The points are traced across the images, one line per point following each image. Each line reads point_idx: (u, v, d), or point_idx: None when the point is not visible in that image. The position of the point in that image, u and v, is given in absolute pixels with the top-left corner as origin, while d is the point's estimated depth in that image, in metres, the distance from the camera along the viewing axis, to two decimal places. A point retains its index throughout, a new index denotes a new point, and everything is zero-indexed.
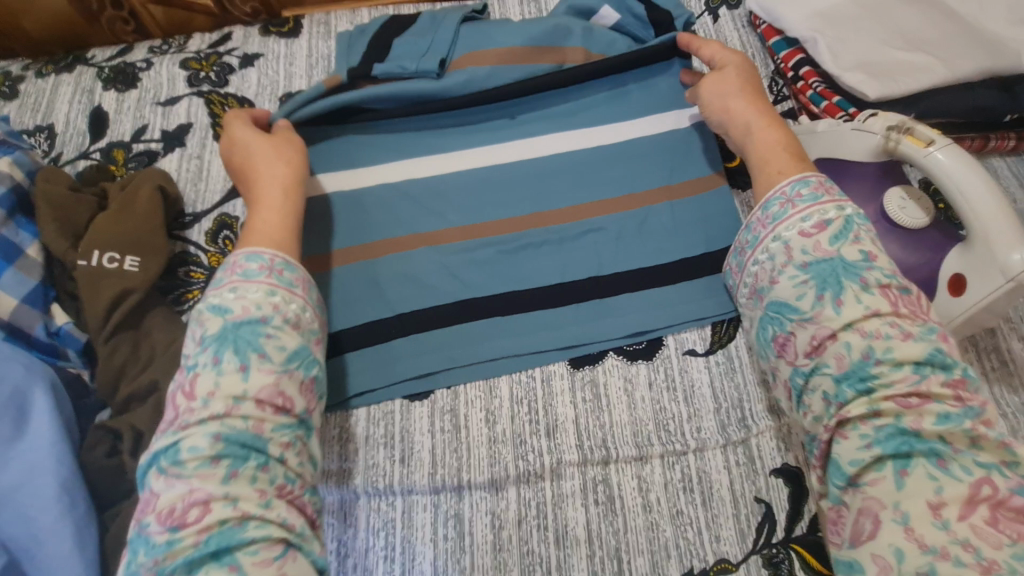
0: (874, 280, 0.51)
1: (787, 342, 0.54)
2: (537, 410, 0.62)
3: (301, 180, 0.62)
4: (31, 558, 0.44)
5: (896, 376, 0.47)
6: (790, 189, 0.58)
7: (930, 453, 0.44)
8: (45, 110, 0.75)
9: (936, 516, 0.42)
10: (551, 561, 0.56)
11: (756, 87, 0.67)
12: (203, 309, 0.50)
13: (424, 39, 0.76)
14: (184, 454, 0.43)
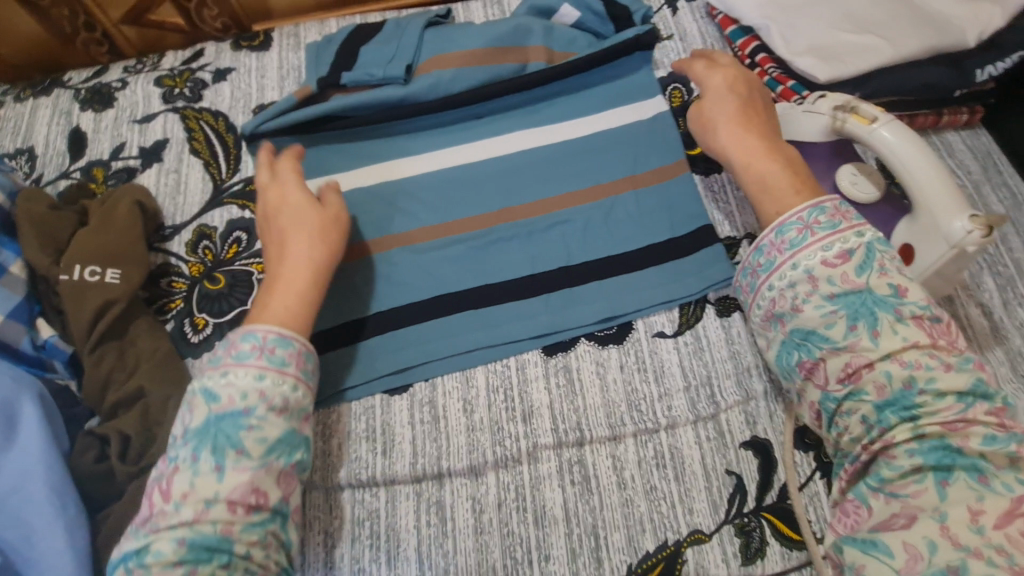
0: (908, 311, 0.49)
1: (815, 367, 0.52)
2: (513, 397, 0.64)
3: (330, 263, 0.60)
4: (26, 559, 0.47)
5: (940, 405, 0.45)
6: (809, 216, 0.54)
7: (971, 468, 0.43)
8: (25, 133, 0.78)
9: (973, 521, 0.41)
10: (531, 541, 0.58)
11: (753, 109, 0.64)
12: (194, 392, 0.51)
13: (389, 46, 0.78)
14: (150, 558, 0.44)
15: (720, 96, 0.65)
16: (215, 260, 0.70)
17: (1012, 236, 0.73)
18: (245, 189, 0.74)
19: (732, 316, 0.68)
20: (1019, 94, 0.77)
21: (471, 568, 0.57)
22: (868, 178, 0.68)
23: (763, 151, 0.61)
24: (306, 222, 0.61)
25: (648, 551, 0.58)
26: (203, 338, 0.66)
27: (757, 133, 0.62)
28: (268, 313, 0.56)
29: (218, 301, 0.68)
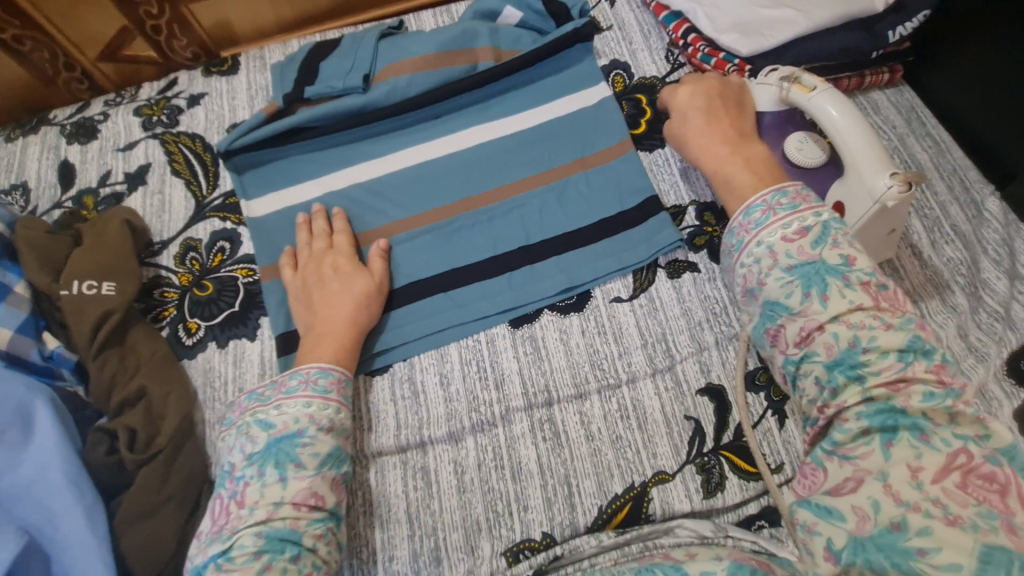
0: (856, 278, 0.50)
1: (778, 333, 0.52)
2: (484, 368, 0.70)
3: (366, 318, 0.67)
4: (51, 539, 0.52)
5: (882, 364, 0.46)
6: (772, 198, 0.57)
7: (913, 427, 0.43)
8: (17, 170, 0.84)
9: (913, 476, 0.42)
10: (510, 494, 0.64)
11: (719, 114, 0.67)
12: (251, 424, 0.54)
13: (347, 59, 0.84)
14: (234, 551, 0.47)
15: (688, 106, 0.69)
16: (203, 269, 0.76)
17: (936, 181, 0.79)
18: (226, 203, 0.81)
19: (681, 277, 0.74)
20: (933, 49, 0.83)
21: (456, 523, 0.63)
22: (816, 144, 0.69)
23: (726, 154, 0.64)
24: (356, 282, 0.69)
25: (617, 494, 0.63)
26: (196, 340, 0.72)
27: (721, 137, 0.65)
28: (313, 353, 0.62)
29: (208, 306, 0.74)
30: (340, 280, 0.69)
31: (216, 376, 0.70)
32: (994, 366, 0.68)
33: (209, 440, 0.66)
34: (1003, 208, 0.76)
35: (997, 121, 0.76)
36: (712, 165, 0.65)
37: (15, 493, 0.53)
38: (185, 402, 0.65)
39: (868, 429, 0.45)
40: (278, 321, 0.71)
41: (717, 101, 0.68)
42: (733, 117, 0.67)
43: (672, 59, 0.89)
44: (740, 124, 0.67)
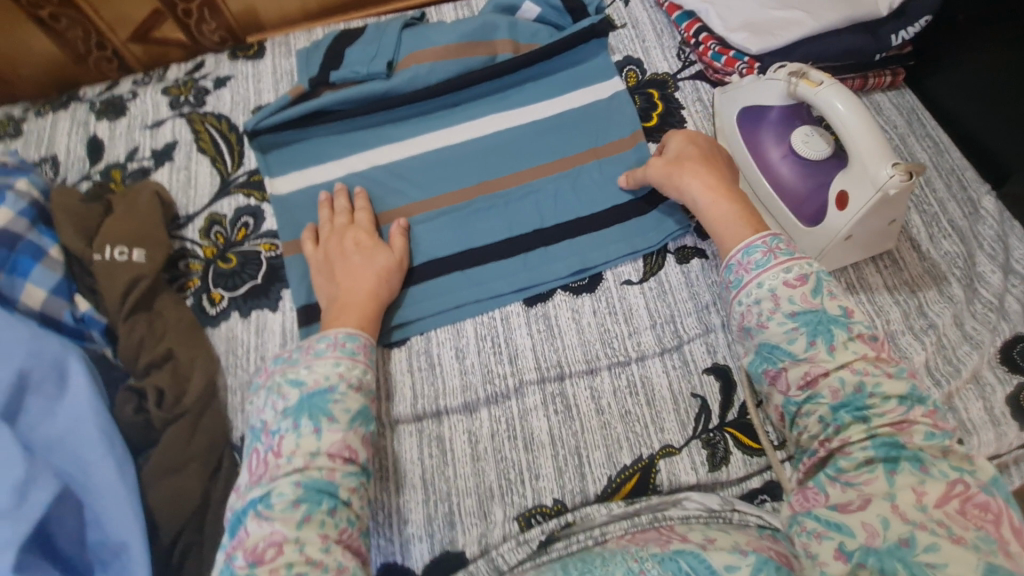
0: (857, 329, 0.56)
1: (779, 375, 0.57)
2: (499, 343, 0.73)
3: (387, 291, 0.70)
4: (83, 487, 0.54)
5: (886, 407, 0.52)
6: (771, 241, 0.62)
7: (913, 459, 0.48)
8: (48, 144, 0.86)
9: (918, 500, 0.46)
10: (521, 463, 0.66)
11: (713, 159, 0.72)
12: (282, 381, 0.57)
13: (372, 46, 0.87)
14: (274, 499, 0.49)
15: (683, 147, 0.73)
16: (227, 243, 0.78)
17: (934, 178, 0.82)
18: (250, 181, 0.83)
19: (690, 262, 0.77)
20: (933, 55, 0.86)
21: (470, 489, 0.65)
22: (821, 137, 0.72)
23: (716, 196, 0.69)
24: (377, 258, 0.71)
25: (626, 465, 0.66)
26: (219, 310, 0.74)
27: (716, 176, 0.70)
28: (339, 321, 0.65)
29: (232, 278, 0.76)
30: (360, 256, 0.71)
31: (239, 344, 0.72)
32: (988, 354, 0.70)
33: (231, 405, 0.68)
34: (999, 207, 0.79)
35: (995, 123, 0.79)
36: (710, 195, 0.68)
37: (51, 442, 0.55)
38: (210, 367, 0.68)
39: (872, 460, 0.50)
40: (300, 294, 0.73)
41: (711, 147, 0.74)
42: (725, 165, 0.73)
43: (684, 57, 0.92)
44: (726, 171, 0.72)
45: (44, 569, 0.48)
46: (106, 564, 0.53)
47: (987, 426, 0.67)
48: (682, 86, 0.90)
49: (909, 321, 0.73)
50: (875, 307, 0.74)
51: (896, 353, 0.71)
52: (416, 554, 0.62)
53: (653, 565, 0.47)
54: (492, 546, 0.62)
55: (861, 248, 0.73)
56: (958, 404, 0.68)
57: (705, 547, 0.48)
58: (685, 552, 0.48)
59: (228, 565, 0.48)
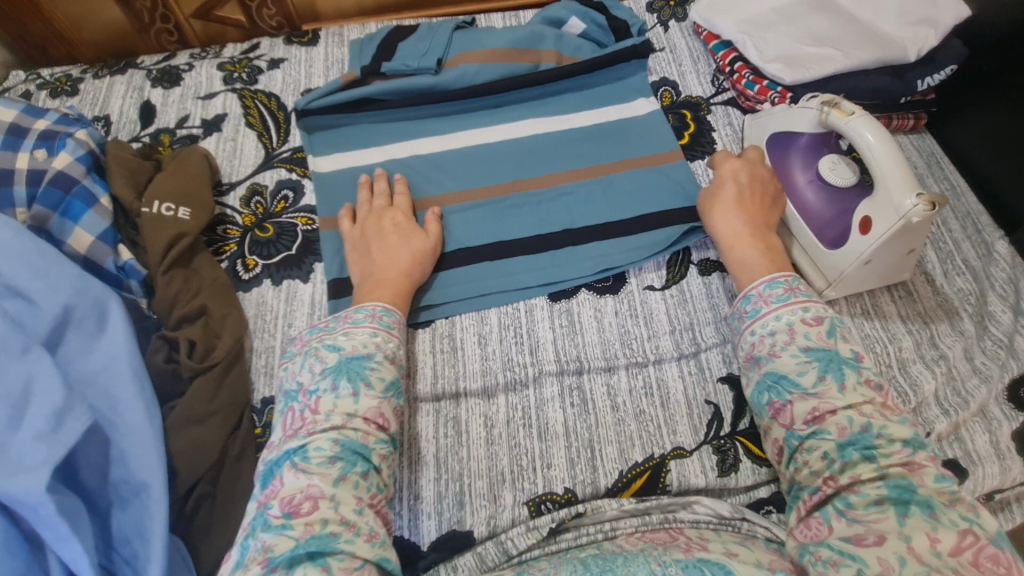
0: (865, 374, 0.57)
1: (784, 408, 0.58)
2: (521, 334, 0.74)
3: (418, 272, 0.72)
4: (112, 424, 0.55)
5: (893, 448, 0.52)
6: (792, 281, 0.65)
7: (924, 505, 0.48)
8: (102, 104, 0.90)
9: (931, 546, 0.45)
10: (535, 451, 0.67)
11: (747, 202, 0.74)
12: (321, 346, 0.59)
13: (423, 43, 0.92)
14: (311, 453, 0.51)
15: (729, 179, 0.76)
16: (266, 213, 0.81)
17: (950, 219, 0.84)
18: (293, 156, 0.86)
19: (711, 274, 0.79)
20: (952, 104, 0.91)
21: (482, 471, 0.66)
22: (847, 166, 0.75)
23: (747, 236, 0.71)
24: (412, 239, 0.73)
25: (637, 462, 0.66)
26: (253, 276, 0.76)
27: (744, 221, 0.72)
28: (373, 295, 0.66)
29: (267, 246, 0.78)
30: (396, 237, 0.73)
31: (268, 310, 0.73)
32: (996, 390, 0.71)
33: (255, 367, 0.69)
34: (1012, 251, 0.81)
35: (1011, 173, 0.83)
36: (733, 244, 0.71)
37: (85, 377, 0.56)
38: (239, 326, 0.69)
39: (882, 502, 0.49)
40: (331, 267, 0.75)
41: (753, 187, 0.75)
42: (761, 207, 0.75)
43: (717, 84, 0.97)
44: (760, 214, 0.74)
45: (70, 496, 0.48)
46: (125, 502, 0.53)
47: (992, 458, 0.67)
48: (715, 110, 0.94)
49: (921, 351, 0.74)
50: (887, 334, 0.75)
51: (907, 380, 0.72)
52: (424, 530, 0.63)
53: (676, 571, 0.47)
54: (501, 529, 0.62)
55: (877, 276, 0.75)
56: (964, 434, 0.69)
57: (729, 560, 0.48)
58: (712, 563, 0.47)
59: (262, 513, 0.49)
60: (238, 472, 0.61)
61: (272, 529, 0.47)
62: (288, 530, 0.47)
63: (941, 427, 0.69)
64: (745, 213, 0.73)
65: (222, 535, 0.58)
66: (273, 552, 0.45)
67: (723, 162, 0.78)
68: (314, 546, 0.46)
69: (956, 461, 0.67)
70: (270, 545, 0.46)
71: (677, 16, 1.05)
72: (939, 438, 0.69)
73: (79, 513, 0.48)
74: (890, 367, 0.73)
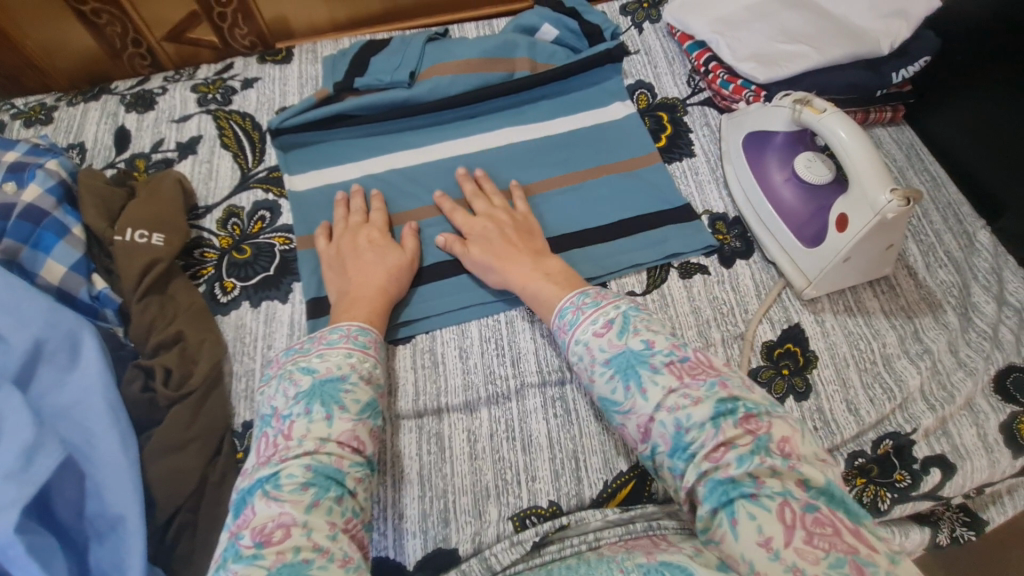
0: (660, 361, 0.55)
1: (624, 430, 0.57)
2: (503, 346, 0.74)
3: (393, 288, 0.71)
4: (87, 458, 0.55)
5: (702, 435, 0.50)
6: (579, 299, 0.64)
7: (743, 494, 0.46)
8: (77, 131, 0.90)
9: (768, 550, 0.44)
10: (519, 464, 0.66)
11: (513, 243, 0.73)
12: (295, 368, 0.58)
13: (396, 57, 0.92)
14: (283, 480, 0.51)
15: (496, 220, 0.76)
16: (243, 234, 0.80)
17: (931, 211, 0.84)
18: (269, 176, 0.86)
19: (692, 278, 0.78)
20: (929, 95, 0.90)
21: (466, 487, 0.65)
22: (823, 163, 0.75)
23: (533, 269, 0.70)
24: (386, 255, 0.73)
25: (622, 471, 0.66)
26: (231, 298, 0.75)
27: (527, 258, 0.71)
28: (348, 314, 0.66)
29: (245, 268, 0.78)
30: (369, 256, 0.72)
31: (247, 332, 0.73)
32: (982, 382, 0.71)
33: (235, 391, 0.69)
34: (993, 241, 0.80)
35: (990, 161, 0.83)
36: (521, 283, 0.70)
37: (59, 411, 0.56)
38: (217, 351, 0.68)
39: (715, 511, 0.47)
40: (309, 286, 0.75)
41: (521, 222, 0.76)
42: (537, 238, 0.75)
43: (694, 84, 0.96)
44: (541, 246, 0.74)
45: (42, 534, 0.48)
46: (102, 537, 0.53)
47: (981, 452, 0.67)
48: (691, 110, 0.93)
49: (905, 346, 0.74)
50: (871, 331, 0.75)
51: (892, 376, 0.71)
52: (409, 549, 0.62)
53: None
54: (486, 546, 0.62)
55: (858, 272, 0.74)
56: (951, 429, 0.68)
57: (693, 564, 0.47)
58: (673, 566, 0.47)
59: (234, 543, 0.48)
60: (219, 498, 0.61)
61: (243, 559, 0.46)
62: (260, 560, 0.46)
63: (928, 422, 0.68)
64: (517, 254, 0.72)
65: (204, 563, 0.58)
66: None
67: (470, 222, 0.76)
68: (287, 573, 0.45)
69: (944, 457, 0.66)
70: None
71: (652, 18, 1.05)
72: (926, 434, 0.68)
73: (52, 552, 0.48)
74: (875, 364, 0.72)
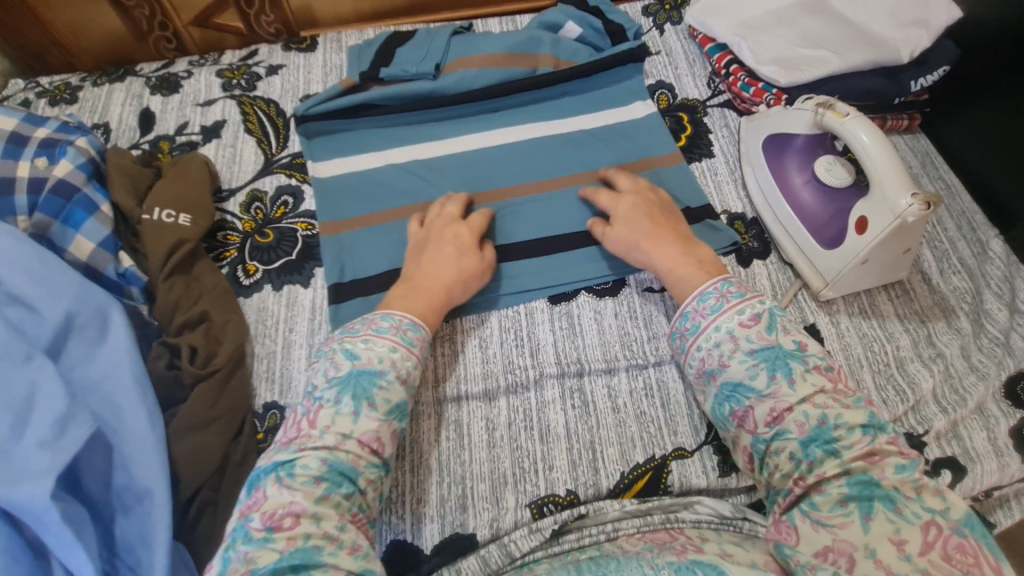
0: (813, 362, 0.57)
1: (746, 415, 0.56)
2: (522, 337, 0.75)
3: (460, 286, 0.69)
4: (115, 431, 0.55)
5: (853, 438, 0.51)
6: (722, 286, 0.63)
7: (887, 499, 0.47)
8: (101, 112, 0.91)
9: (900, 551, 0.44)
10: (537, 453, 0.67)
11: (668, 227, 0.71)
12: (339, 351, 0.59)
13: (421, 49, 0.92)
14: (298, 470, 0.51)
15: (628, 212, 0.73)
16: (266, 218, 0.81)
17: (946, 219, 0.85)
18: (292, 162, 0.86)
19: None
20: (947, 105, 0.91)
21: (484, 474, 0.66)
22: (843, 167, 0.76)
23: (680, 255, 0.68)
24: (452, 252, 0.70)
25: (638, 463, 0.67)
26: (253, 281, 0.76)
27: (671, 245, 0.69)
28: (403, 302, 0.65)
29: (268, 252, 0.78)
30: (437, 249, 0.70)
31: (269, 315, 0.74)
32: (993, 387, 0.72)
33: (256, 372, 0.69)
34: (1006, 250, 0.82)
35: (1002, 172, 0.84)
36: (667, 267, 0.68)
37: (87, 385, 0.56)
38: (240, 333, 0.69)
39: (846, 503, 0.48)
40: (332, 271, 0.75)
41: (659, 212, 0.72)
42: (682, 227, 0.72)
43: (713, 86, 0.98)
44: (684, 232, 0.71)
45: (74, 503, 0.48)
46: (128, 509, 0.53)
47: (990, 455, 0.68)
48: (711, 112, 0.95)
49: (919, 350, 0.75)
50: (885, 334, 0.76)
51: (905, 378, 0.72)
52: (427, 535, 0.63)
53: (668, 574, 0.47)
54: (504, 532, 0.63)
55: (873, 275, 0.75)
56: (962, 432, 0.69)
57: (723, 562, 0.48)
58: (705, 565, 0.47)
59: (243, 525, 0.49)
60: (240, 477, 0.61)
61: (253, 543, 0.47)
62: (271, 543, 0.47)
63: (939, 425, 0.69)
64: (667, 238, 0.70)
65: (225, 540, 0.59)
66: (256, 564, 0.46)
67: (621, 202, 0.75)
68: (297, 559, 0.46)
69: (955, 459, 0.68)
70: (253, 557, 0.46)
71: (673, 20, 1.06)
72: (937, 436, 0.69)
73: (84, 521, 0.48)
74: (888, 366, 0.73)
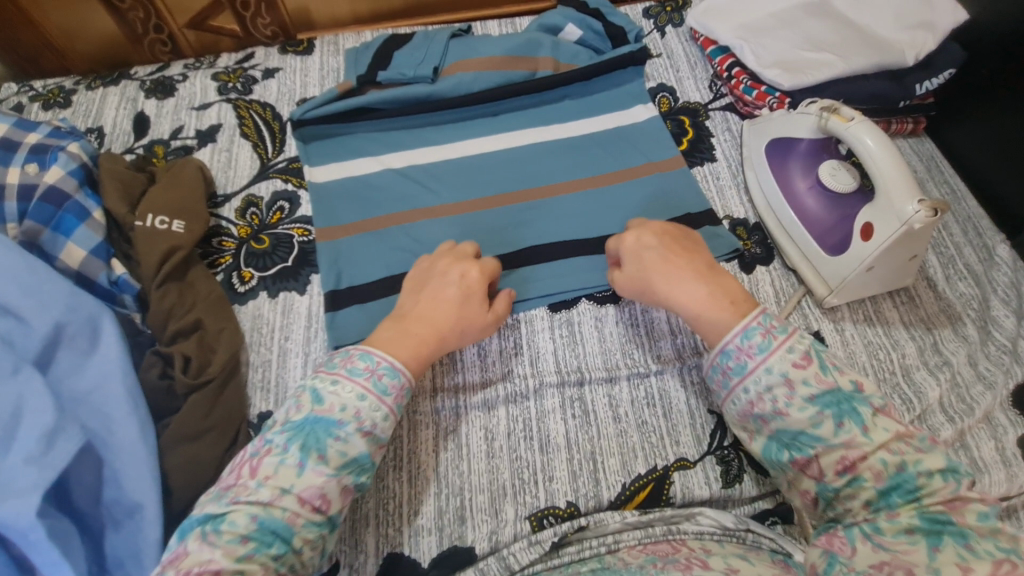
0: (874, 403, 0.52)
1: (809, 463, 0.51)
2: (521, 345, 0.73)
3: (450, 328, 0.63)
4: (104, 444, 0.54)
5: (936, 485, 0.46)
6: (766, 321, 0.57)
7: (959, 535, 0.43)
8: (95, 116, 0.89)
9: None
10: (536, 464, 0.66)
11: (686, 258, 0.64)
12: (305, 390, 0.55)
13: (419, 52, 0.91)
14: (224, 526, 0.47)
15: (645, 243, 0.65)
16: (262, 224, 0.80)
17: (952, 224, 0.84)
18: (288, 167, 0.85)
19: None
20: (952, 108, 0.90)
21: (483, 485, 0.65)
22: (848, 172, 0.75)
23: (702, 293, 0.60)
24: (450, 290, 0.64)
25: (639, 474, 0.65)
26: (248, 288, 0.75)
27: (691, 282, 0.61)
28: (390, 344, 0.59)
29: (264, 258, 0.77)
30: (436, 289, 0.64)
31: (264, 322, 0.72)
32: (1001, 396, 0.70)
33: (252, 381, 0.68)
34: (1013, 255, 0.80)
35: (1008, 177, 0.83)
36: (694, 309, 0.60)
37: (77, 397, 0.55)
38: (235, 340, 0.67)
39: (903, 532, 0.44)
40: (329, 278, 0.74)
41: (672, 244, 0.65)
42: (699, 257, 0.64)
43: (715, 89, 0.96)
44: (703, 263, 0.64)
45: (62, 519, 0.47)
46: (119, 524, 0.52)
47: (999, 466, 0.66)
48: (713, 116, 0.93)
49: (925, 357, 0.73)
50: (891, 341, 0.75)
51: (911, 387, 0.71)
52: (424, 548, 0.62)
53: None
54: (503, 545, 0.61)
55: (879, 282, 0.74)
56: (970, 442, 0.68)
57: None
58: None
59: None
60: None
61: None
62: None
63: (946, 434, 0.68)
64: (683, 271, 0.62)
65: None
66: None
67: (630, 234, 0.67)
68: None
69: None
70: None
71: (674, 23, 1.05)
72: (945, 446, 0.68)
73: (72, 538, 0.47)
74: (893, 374, 0.72)
